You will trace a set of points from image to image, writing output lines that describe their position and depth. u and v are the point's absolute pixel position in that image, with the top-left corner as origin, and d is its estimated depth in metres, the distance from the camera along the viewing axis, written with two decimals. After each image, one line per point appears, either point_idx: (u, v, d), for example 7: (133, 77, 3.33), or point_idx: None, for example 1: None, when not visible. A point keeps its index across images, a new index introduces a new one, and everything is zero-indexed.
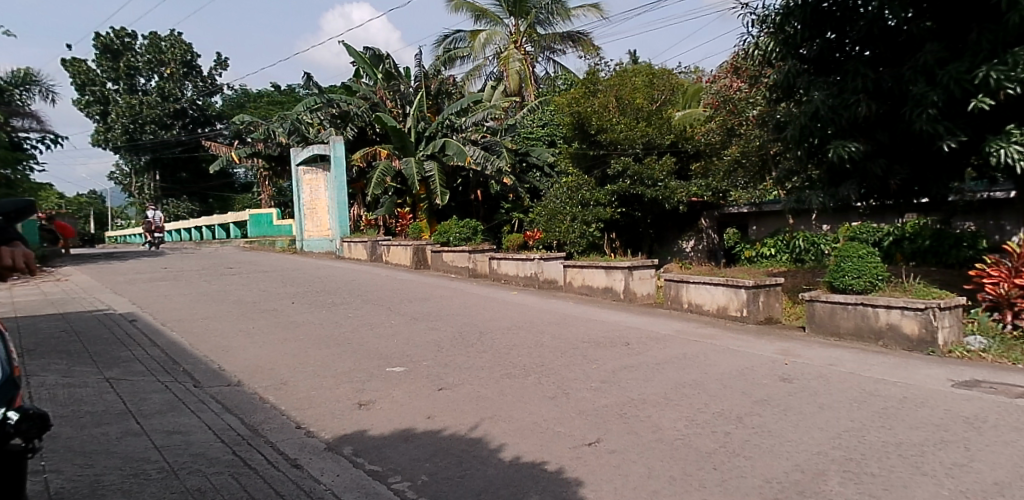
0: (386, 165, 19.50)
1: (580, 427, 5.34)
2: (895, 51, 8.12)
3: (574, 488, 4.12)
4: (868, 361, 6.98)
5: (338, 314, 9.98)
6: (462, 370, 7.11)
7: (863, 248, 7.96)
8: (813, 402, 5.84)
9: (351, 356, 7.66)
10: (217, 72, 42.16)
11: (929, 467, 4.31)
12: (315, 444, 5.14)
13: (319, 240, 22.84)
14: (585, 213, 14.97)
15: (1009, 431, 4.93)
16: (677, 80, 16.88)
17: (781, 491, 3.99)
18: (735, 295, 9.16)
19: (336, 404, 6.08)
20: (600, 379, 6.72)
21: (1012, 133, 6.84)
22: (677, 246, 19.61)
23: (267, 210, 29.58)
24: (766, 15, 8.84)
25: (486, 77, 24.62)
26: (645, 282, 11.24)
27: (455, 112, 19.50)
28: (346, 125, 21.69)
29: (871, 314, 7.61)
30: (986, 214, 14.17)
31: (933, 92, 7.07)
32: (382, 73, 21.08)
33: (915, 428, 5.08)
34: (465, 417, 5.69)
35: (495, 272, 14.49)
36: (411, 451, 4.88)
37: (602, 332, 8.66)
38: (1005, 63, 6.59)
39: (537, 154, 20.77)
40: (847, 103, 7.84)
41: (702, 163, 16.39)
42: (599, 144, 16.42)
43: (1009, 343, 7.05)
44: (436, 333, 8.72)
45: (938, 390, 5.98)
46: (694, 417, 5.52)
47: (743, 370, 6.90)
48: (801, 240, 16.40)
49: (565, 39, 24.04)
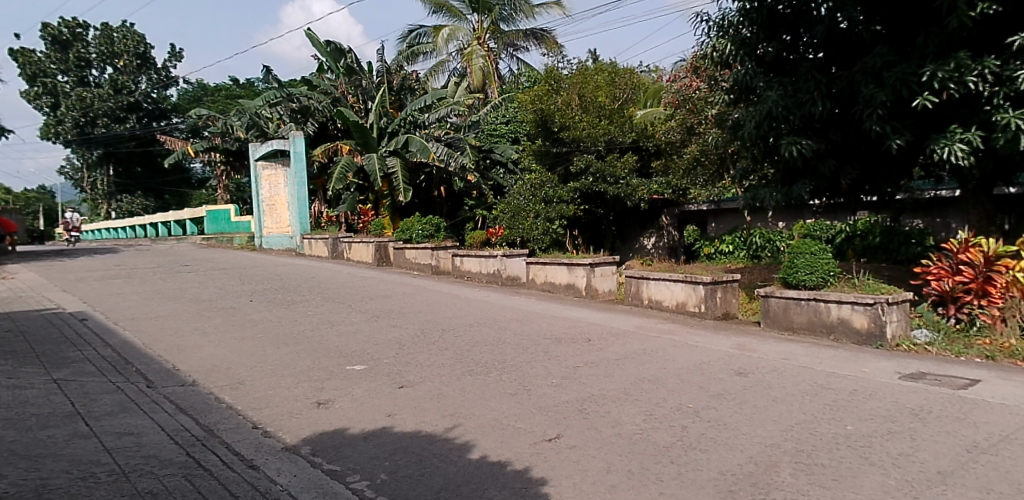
0: (348, 161, 19.22)
1: (540, 423, 5.38)
2: (848, 52, 8.32)
3: (534, 484, 4.16)
4: (821, 355, 7.17)
5: (297, 312, 9.83)
6: (424, 367, 7.10)
7: (815, 244, 8.16)
8: (767, 395, 5.98)
9: (311, 354, 7.57)
10: (172, 64, 41.17)
11: (877, 457, 4.46)
12: (272, 444, 5.07)
13: (280, 237, 22.50)
14: (549, 209, 15.46)
15: (952, 421, 5.13)
16: (639, 79, 16.95)
17: (734, 484, 4.08)
18: (693, 291, 9.30)
19: (295, 403, 6.01)
20: (561, 375, 6.77)
21: (955, 132, 7.05)
22: (638, 243, 19.93)
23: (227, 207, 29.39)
24: (722, 18, 9.02)
25: (449, 73, 24.46)
26: (606, 278, 11.29)
27: (418, 109, 19.59)
28: (307, 121, 21.28)
29: (823, 309, 7.82)
30: (933, 212, 14.63)
31: (881, 92, 7.26)
32: (343, 68, 20.64)
33: (864, 420, 5.25)
34: (426, 414, 5.68)
35: (457, 269, 14.47)
36: (370, 450, 4.85)
37: (563, 329, 8.70)
38: (949, 65, 6.81)
39: (500, 151, 20.80)
40: (801, 102, 8.03)
41: (663, 161, 16.47)
42: (561, 142, 16.58)
43: (952, 336, 7.31)
44: (398, 330, 8.66)
45: (887, 382, 6.19)
46: (652, 412, 5.60)
47: (700, 364, 7.03)
48: (758, 238, 16.70)
49: (528, 36, 24.04)
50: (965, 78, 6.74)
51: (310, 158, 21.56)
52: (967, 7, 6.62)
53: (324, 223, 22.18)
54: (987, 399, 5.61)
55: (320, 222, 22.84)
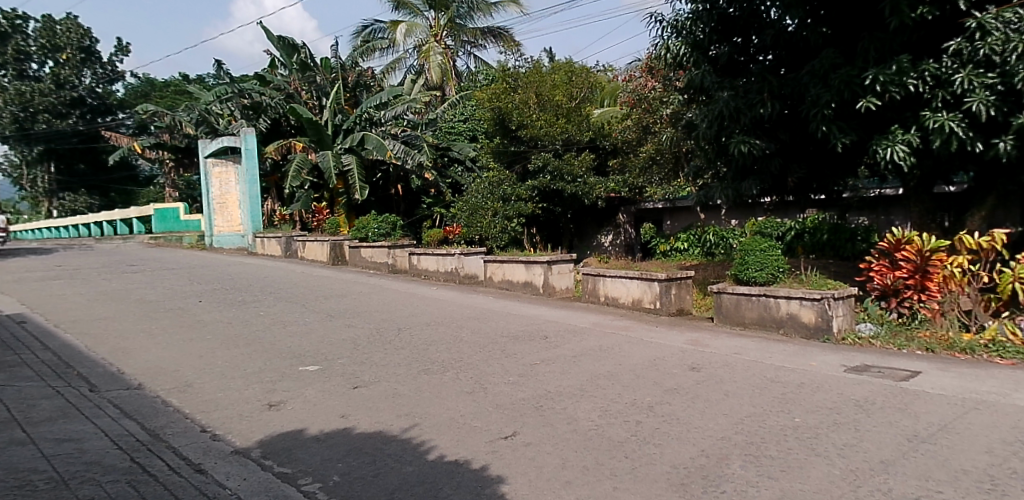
0: (303, 158, 19.00)
1: (496, 421, 5.38)
2: (795, 55, 8.51)
3: (490, 482, 4.14)
4: (771, 349, 7.34)
5: (248, 312, 9.61)
6: (379, 367, 7.03)
7: (765, 242, 8.34)
8: (719, 389, 6.10)
9: (262, 355, 7.42)
10: (118, 58, 39.90)
11: (823, 448, 4.58)
12: (222, 447, 4.95)
13: (231, 236, 22.20)
14: (507, 207, 15.51)
15: (894, 412, 5.31)
16: (596, 78, 16.97)
17: (686, 477, 4.15)
18: (649, 288, 9.43)
19: (245, 406, 5.88)
20: (517, 373, 6.78)
21: (896, 133, 7.27)
22: (596, 241, 20.07)
23: (175, 205, 29.05)
24: (675, 19, 9.16)
25: (406, 70, 24.24)
26: (563, 276, 11.42)
27: (373, 106, 19.36)
28: (259, 117, 21.05)
29: (773, 305, 8.01)
30: (878, 209, 15.08)
31: (826, 93, 7.45)
32: (297, 64, 20.14)
33: (811, 412, 5.39)
34: (381, 414, 5.62)
35: (414, 267, 14.39)
36: (323, 451, 4.79)
37: (520, 327, 8.73)
38: (890, 68, 7.04)
39: (458, 149, 20.44)
40: (751, 102, 8.18)
41: (619, 160, 16.46)
42: (519, 140, 16.72)
43: (895, 329, 7.56)
44: (353, 330, 8.56)
45: (833, 375, 6.37)
46: (607, 407, 5.65)
47: (654, 360, 7.14)
48: (712, 235, 17.15)
49: (486, 34, 24.02)
50: (905, 81, 6.98)
51: (262, 156, 21.31)
52: (907, 11, 6.88)
53: (278, 221, 22.18)
54: (927, 390, 5.82)
55: (273, 220, 22.65)
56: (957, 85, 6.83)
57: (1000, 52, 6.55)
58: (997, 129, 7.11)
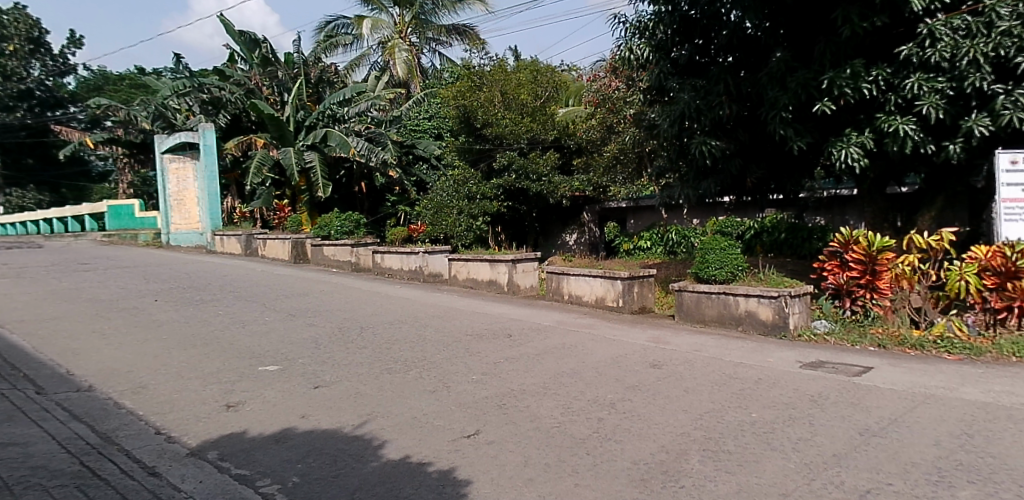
0: (264, 154, 18.69)
1: (458, 420, 5.37)
2: (753, 57, 8.63)
3: (452, 481, 4.14)
4: (730, 346, 7.48)
5: (207, 312, 9.43)
6: (341, 366, 6.96)
7: (724, 240, 8.49)
8: (679, 386, 6.19)
9: (220, 356, 7.28)
10: (71, 50, 38.67)
11: (779, 443, 4.69)
12: (176, 449, 4.84)
13: (188, 233, 21.79)
14: (472, 205, 15.45)
15: (847, 407, 5.46)
16: (561, 77, 17.02)
17: (646, 472, 4.20)
18: (612, 286, 9.52)
19: (202, 407, 5.76)
20: (481, 371, 6.78)
21: (850, 135, 7.46)
22: (560, 239, 20.23)
23: (129, 202, 28.31)
24: (638, 21, 9.25)
25: (370, 67, 24.01)
26: (528, 274, 11.40)
27: (336, 103, 19.11)
28: (218, 113, 20.66)
29: (732, 302, 8.17)
30: (833, 209, 15.49)
31: (784, 96, 7.61)
32: (258, 59, 19.87)
33: (767, 407, 5.51)
34: (343, 414, 5.56)
35: (377, 266, 14.30)
36: (282, 452, 4.72)
37: (484, 325, 8.74)
38: (845, 72, 7.22)
39: (423, 147, 20.25)
40: (711, 104, 8.31)
41: (584, 159, 16.51)
42: (484, 138, 16.74)
43: (848, 326, 7.77)
44: (314, 329, 8.45)
45: (789, 371, 6.52)
46: (570, 405, 5.69)
47: (617, 357, 7.21)
48: (674, 234, 17.36)
49: (451, 31, 23.93)
50: (859, 85, 7.16)
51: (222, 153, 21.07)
52: (860, 18, 7.08)
53: (238, 218, 21.93)
54: (879, 385, 6.00)
55: (233, 217, 22.33)
56: (908, 90, 7.04)
57: (948, 58, 6.82)
58: (947, 132, 7.35)
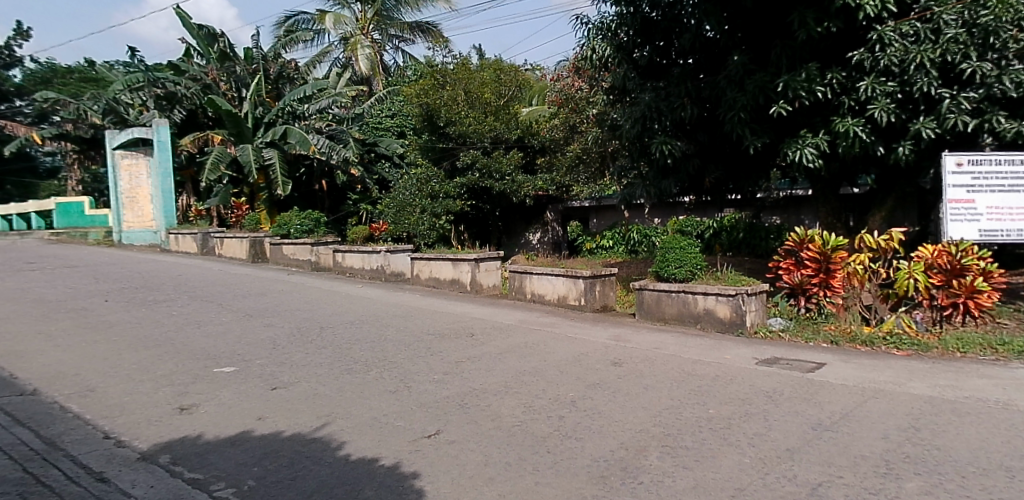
0: (221, 150, 18.29)
1: (419, 420, 5.34)
2: (712, 60, 8.79)
3: (411, 481, 4.11)
4: (689, 343, 7.60)
5: (160, 312, 9.19)
6: (300, 367, 6.86)
7: (684, 239, 8.62)
8: (640, 383, 6.26)
9: (173, 357, 7.10)
10: (17, 42, 37.25)
11: (735, 438, 4.78)
12: (126, 454, 4.71)
13: (141, 231, 21.33)
14: (435, 204, 15.34)
15: (800, 402, 5.59)
16: (524, 76, 17.03)
17: (605, 469, 4.24)
18: (574, 285, 9.59)
19: (154, 410, 5.62)
20: (442, 371, 6.75)
21: (805, 136, 7.64)
22: (524, 238, 20.30)
23: (78, 199, 27.43)
24: (600, 22, 9.31)
25: (331, 63, 23.74)
26: (490, 273, 11.42)
27: (297, 100, 18.84)
28: (173, 108, 20.12)
29: (691, 301, 8.31)
30: (790, 209, 15.84)
31: (742, 98, 7.75)
32: (216, 54, 19.43)
33: (724, 403, 5.61)
34: (301, 416, 5.48)
35: (339, 265, 14.16)
36: (238, 455, 4.63)
37: (446, 324, 8.71)
38: (800, 75, 7.38)
39: (385, 145, 20.16)
40: (672, 105, 8.42)
41: (547, 158, 16.60)
42: (447, 137, 16.59)
43: (802, 323, 7.97)
44: (272, 330, 8.32)
45: (746, 368, 6.65)
46: (531, 404, 5.71)
47: (578, 356, 7.25)
48: (635, 233, 17.56)
49: (414, 29, 23.75)
50: (814, 87, 7.33)
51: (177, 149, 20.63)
52: (814, 22, 7.26)
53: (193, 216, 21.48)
54: (831, 380, 6.16)
55: (188, 215, 21.92)
56: (861, 93, 7.25)
57: (898, 63, 7.04)
58: (896, 135, 7.59)
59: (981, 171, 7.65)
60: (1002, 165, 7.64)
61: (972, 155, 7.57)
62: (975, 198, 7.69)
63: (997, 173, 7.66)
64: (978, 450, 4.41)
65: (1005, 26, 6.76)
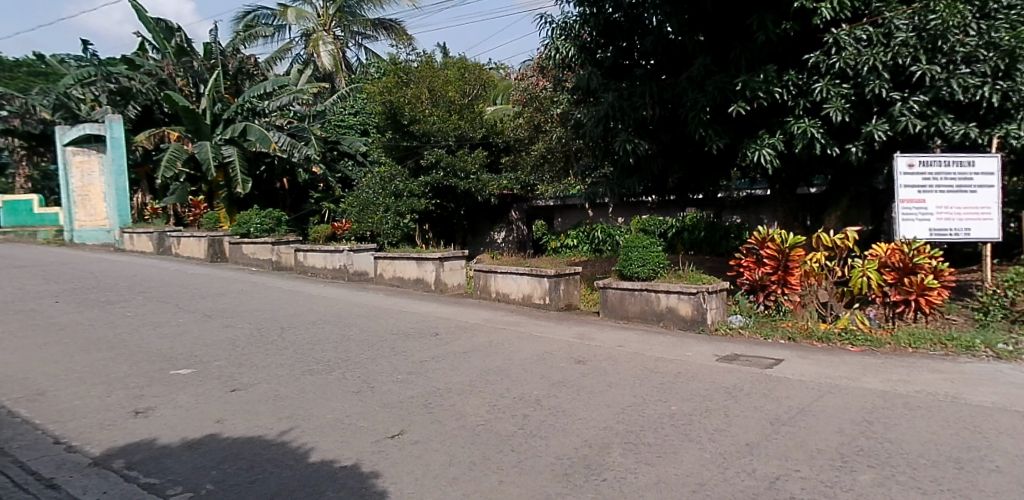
0: (178, 147, 17.83)
1: (383, 420, 5.29)
2: (674, 61, 8.90)
3: (374, 482, 4.08)
4: (651, 341, 7.69)
5: (113, 313, 8.93)
6: (260, 368, 6.74)
7: (646, 238, 8.72)
8: (603, 381, 6.31)
9: (128, 360, 6.91)
10: None
11: (696, 434, 4.86)
12: (78, 459, 4.56)
13: (94, 230, 20.72)
14: (399, 203, 14.97)
15: (759, 398, 5.71)
16: (489, 75, 17.00)
17: (569, 467, 4.26)
18: (538, 284, 9.62)
19: (107, 413, 5.46)
20: (406, 371, 6.70)
21: (763, 137, 7.80)
22: (489, 238, 20.29)
23: (27, 197, 26.49)
24: (564, 22, 9.37)
25: (292, 60, 23.40)
26: (455, 272, 11.38)
27: (256, 96, 18.55)
28: (127, 103, 19.68)
29: (653, 299, 8.41)
30: (750, 209, 16.15)
31: (703, 98, 7.87)
32: (173, 48, 18.82)
33: (686, 400, 5.70)
34: (261, 418, 5.39)
35: (300, 264, 13.96)
36: (195, 459, 4.53)
37: (410, 324, 8.65)
38: (758, 76, 7.52)
39: (348, 143, 19.88)
40: (634, 105, 8.52)
41: (511, 157, 16.64)
42: (411, 135, 16.50)
43: (761, 320, 8.14)
44: (231, 330, 8.16)
45: (707, 365, 6.76)
46: (496, 402, 5.71)
47: (542, 354, 7.29)
48: (599, 232, 17.70)
49: (377, 26, 23.52)
50: (771, 89, 7.48)
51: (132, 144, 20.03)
52: (772, 25, 7.41)
53: (149, 215, 20.95)
54: (788, 376, 6.30)
55: (143, 214, 21.38)
56: (817, 95, 7.44)
57: (852, 66, 7.23)
58: (850, 136, 7.80)
59: (931, 171, 7.91)
60: (951, 166, 7.91)
61: (923, 156, 7.83)
62: (925, 198, 7.95)
63: (946, 174, 7.93)
64: (928, 442, 4.56)
65: (952, 31, 6.94)
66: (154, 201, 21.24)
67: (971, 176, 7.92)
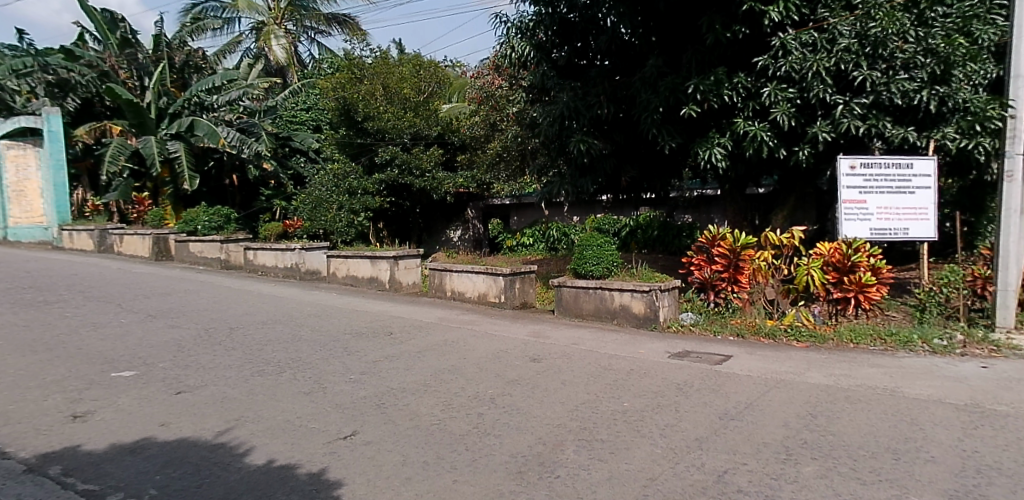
0: (121, 143, 17.22)
1: (335, 421, 5.22)
2: (628, 62, 9.03)
3: (325, 484, 4.02)
4: (605, 339, 7.78)
5: (50, 314, 8.56)
6: (207, 370, 6.56)
7: (600, 237, 8.81)
8: (557, 379, 6.36)
9: (65, 362, 6.63)
10: None
11: (647, 430, 4.93)
12: (11, 467, 4.36)
13: (30, 228, 19.98)
14: (352, 201, 15.15)
15: (708, 393, 5.84)
16: (444, 73, 16.90)
17: (523, 465, 4.28)
18: (494, 282, 9.63)
19: (44, 418, 5.23)
20: (359, 371, 6.63)
21: (714, 138, 7.98)
22: (444, 236, 20.24)
23: None
24: (520, 20, 9.39)
25: (242, 53, 22.88)
26: (410, 271, 11.29)
27: (204, 90, 17.75)
28: (65, 95, 18.90)
29: (607, 297, 8.51)
30: (702, 208, 16.49)
31: (655, 100, 8.00)
32: (116, 40, 18.12)
33: (638, 396, 5.79)
34: (208, 421, 5.25)
35: (250, 263, 13.66)
36: (138, 464, 4.38)
37: (364, 323, 8.54)
38: (709, 79, 7.68)
39: (300, 139, 19.61)
40: (589, 105, 8.60)
41: (467, 155, 16.58)
42: (365, 132, 16.25)
43: (711, 317, 8.33)
44: (177, 331, 7.93)
45: (659, 361, 6.88)
46: (451, 401, 5.69)
47: (497, 352, 7.30)
48: (555, 231, 17.80)
49: (330, 21, 23.18)
50: (720, 91, 7.65)
51: (70, 139, 19.52)
52: (722, 29, 7.58)
53: (89, 211, 20.25)
54: (737, 372, 6.46)
55: (83, 210, 20.71)
56: (764, 98, 7.64)
57: (798, 70, 7.45)
58: (796, 138, 8.04)
59: (872, 173, 8.22)
60: (891, 168, 8.23)
61: (864, 158, 8.14)
62: (867, 198, 8.25)
63: (886, 176, 8.24)
64: (867, 434, 4.74)
65: (891, 38, 7.24)
66: (95, 197, 20.53)
67: (910, 178, 8.24)
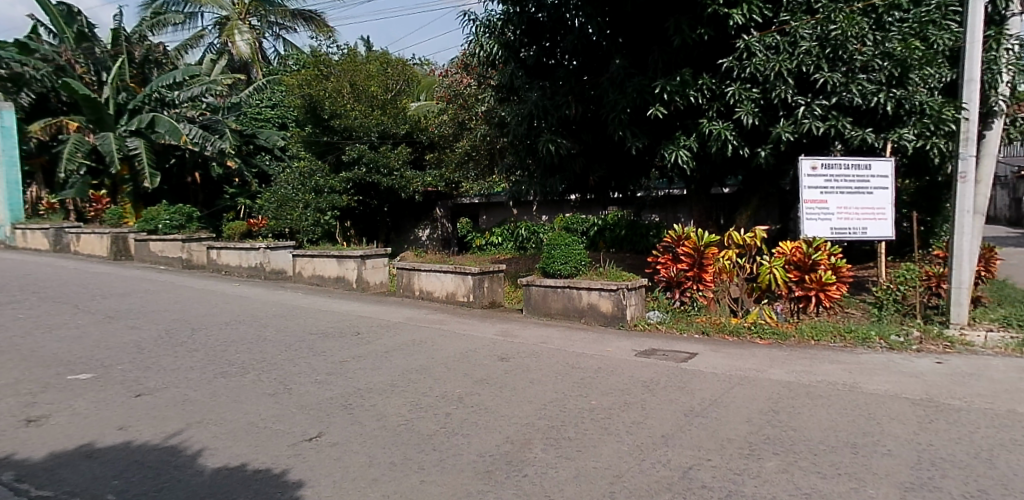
0: (79, 139, 16.74)
1: (300, 422, 5.16)
2: (596, 63, 9.09)
3: (290, 487, 3.97)
4: (573, 337, 7.82)
5: (3, 315, 8.28)
6: (169, 371, 6.42)
7: (568, 236, 8.86)
8: (525, 377, 6.38)
9: (18, 365, 6.42)
10: None
11: (614, 427, 4.97)
12: None
13: None
14: (319, 199, 15.00)
15: (674, 390, 5.91)
16: (412, 71, 16.83)
17: (491, 464, 4.29)
18: (462, 282, 9.60)
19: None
20: (326, 371, 6.56)
21: (680, 138, 8.08)
22: (412, 235, 20.14)
23: None
24: (488, 19, 9.39)
25: (205, 48, 22.37)
26: (377, 270, 11.19)
27: (164, 86, 17.59)
28: (19, 91, 18.42)
29: (575, 296, 8.57)
30: (668, 208, 16.74)
31: (623, 100, 8.07)
32: (72, 33, 17.67)
33: (605, 394, 5.83)
34: (169, 423, 5.13)
35: (213, 262, 13.41)
36: (95, 469, 4.26)
37: (330, 323, 8.45)
38: (675, 80, 7.77)
39: (265, 137, 19.35)
40: (557, 104, 8.64)
41: (436, 154, 16.51)
42: (332, 130, 15.86)
43: (677, 316, 8.44)
44: (137, 332, 7.74)
45: (626, 359, 6.95)
46: (419, 401, 5.67)
47: (465, 352, 7.29)
48: (524, 230, 17.83)
49: (296, 17, 22.89)
50: (686, 92, 7.75)
51: (25, 134, 18.92)
52: (687, 31, 7.68)
53: (45, 209, 19.64)
54: (702, 369, 6.56)
55: (38, 208, 20.09)
56: (729, 99, 7.76)
57: (761, 73, 7.58)
58: (759, 138, 8.19)
59: (833, 174, 8.41)
60: (850, 169, 8.43)
61: (825, 159, 8.32)
62: (827, 198, 8.44)
63: (846, 176, 8.44)
64: (827, 429, 4.86)
65: (851, 41, 7.43)
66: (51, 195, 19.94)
67: (868, 179, 8.45)
